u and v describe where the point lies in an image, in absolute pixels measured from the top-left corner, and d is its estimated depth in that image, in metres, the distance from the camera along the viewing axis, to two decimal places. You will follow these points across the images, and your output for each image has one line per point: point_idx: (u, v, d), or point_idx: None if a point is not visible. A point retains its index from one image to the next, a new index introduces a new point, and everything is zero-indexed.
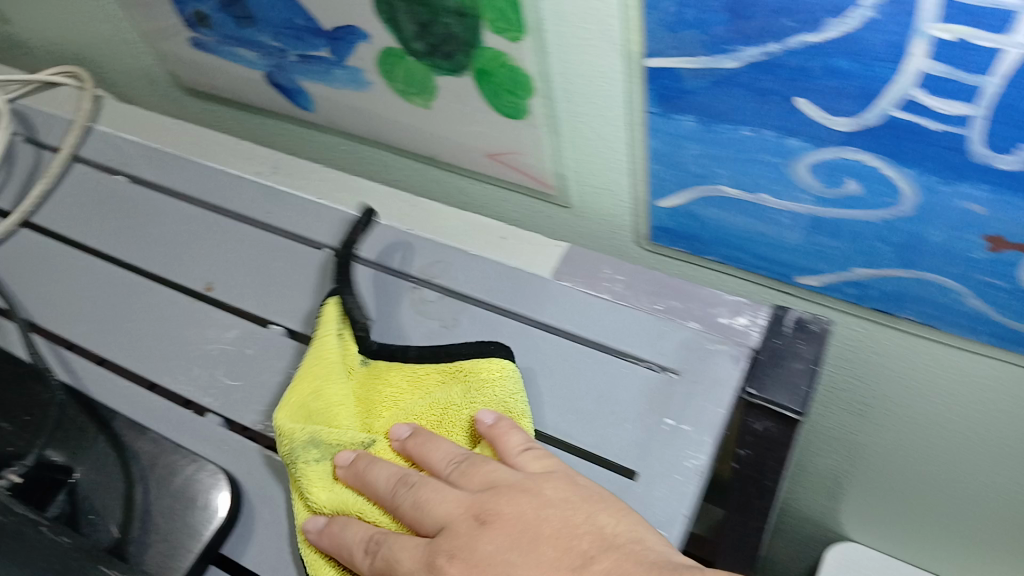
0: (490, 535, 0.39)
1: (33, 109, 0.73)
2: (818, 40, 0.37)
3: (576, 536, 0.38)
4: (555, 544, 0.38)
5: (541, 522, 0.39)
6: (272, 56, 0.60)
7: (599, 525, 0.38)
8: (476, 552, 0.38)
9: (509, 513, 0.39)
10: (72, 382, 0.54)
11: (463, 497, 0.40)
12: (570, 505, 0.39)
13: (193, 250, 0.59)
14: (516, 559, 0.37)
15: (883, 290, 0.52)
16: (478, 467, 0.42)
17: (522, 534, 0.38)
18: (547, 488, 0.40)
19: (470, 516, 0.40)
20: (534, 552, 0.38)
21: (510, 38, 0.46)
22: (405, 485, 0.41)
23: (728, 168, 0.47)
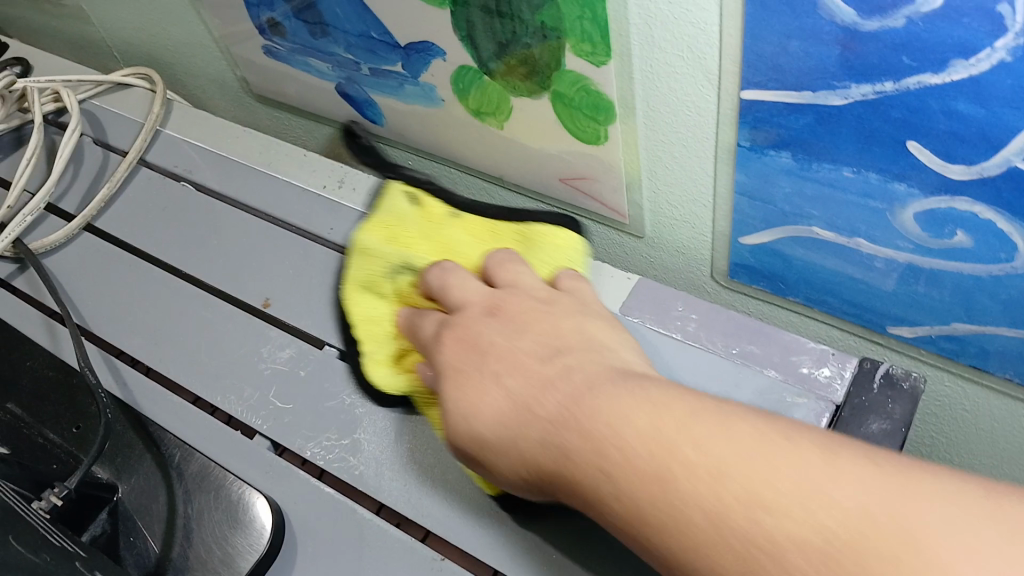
0: (491, 322, 0.41)
1: (104, 111, 0.73)
2: (940, 81, 0.33)
3: (564, 338, 0.38)
4: (543, 331, 0.39)
5: (537, 317, 0.40)
6: (344, 67, 0.59)
7: (592, 336, 0.39)
8: (467, 326, 0.41)
9: (519, 309, 0.41)
10: (124, 395, 0.53)
11: (492, 295, 0.44)
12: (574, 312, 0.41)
13: (253, 262, 0.58)
14: (503, 336, 0.39)
15: (983, 347, 0.46)
16: (513, 272, 0.45)
17: (519, 321, 0.40)
18: (568, 303, 0.42)
19: (484, 305, 0.43)
20: (519, 336, 0.39)
21: (595, 62, 0.43)
22: (444, 283, 0.46)
23: (822, 209, 0.43)
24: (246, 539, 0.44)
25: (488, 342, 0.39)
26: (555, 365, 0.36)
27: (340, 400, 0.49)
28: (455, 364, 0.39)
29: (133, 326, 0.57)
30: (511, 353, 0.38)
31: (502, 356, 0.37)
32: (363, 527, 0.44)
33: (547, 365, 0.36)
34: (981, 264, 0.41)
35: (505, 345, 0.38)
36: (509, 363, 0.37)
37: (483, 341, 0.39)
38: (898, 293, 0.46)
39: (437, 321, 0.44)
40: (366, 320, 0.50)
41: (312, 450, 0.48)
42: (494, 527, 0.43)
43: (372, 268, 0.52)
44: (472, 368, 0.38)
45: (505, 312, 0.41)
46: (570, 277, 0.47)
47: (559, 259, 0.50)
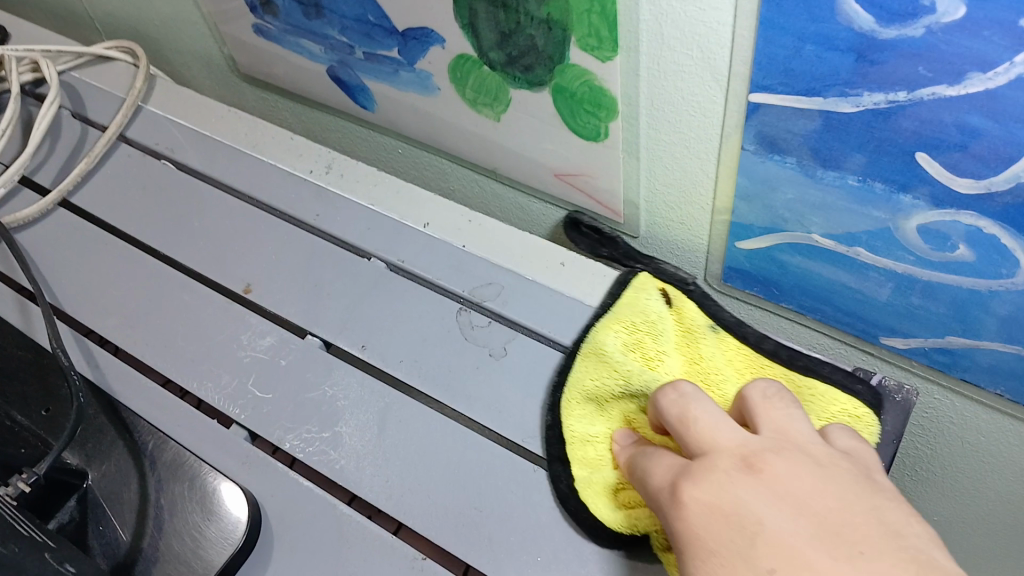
0: (750, 483, 0.34)
1: (84, 83, 0.70)
2: (954, 94, 0.33)
3: (851, 519, 0.32)
4: (825, 509, 0.33)
5: (813, 487, 0.33)
6: (338, 50, 0.57)
7: (878, 516, 0.33)
8: (734, 500, 0.33)
9: (780, 468, 0.34)
10: (96, 378, 0.51)
11: (746, 440, 0.36)
12: (858, 496, 0.33)
13: (236, 247, 0.56)
14: (774, 511, 0.33)
15: (975, 361, 0.46)
16: (774, 413, 0.37)
17: (784, 489, 0.33)
18: (840, 462, 0.35)
19: (739, 459, 0.35)
20: (803, 524, 0.32)
21: (600, 58, 0.42)
22: (683, 415, 0.38)
23: (823, 217, 0.43)
24: (220, 532, 0.43)
25: (750, 513, 0.33)
26: (849, 567, 0.30)
27: (322, 391, 0.48)
28: (706, 540, 0.33)
29: (108, 308, 0.55)
30: (790, 547, 0.31)
31: (777, 541, 0.32)
32: (343, 522, 0.43)
33: (834, 543, 0.31)
34: (979, 279, 0.40)
35: (775, 525, 0.32)
36: (784, 554, 0.31)
37: (736, 506, 0.33)
38: (894, 304, 0.46)
39: (669, 463, 0.37)
40: (581, 438, 0.43)
41: (291, 442, 0.47)
42: (478, 527, 0.42)
43: (603, 379, 0.43)
44: (734, 551, 0.32)
45: (766, 471, 0.34)
46: (832, 428, 0.38)
47: (835, 413, 0.41)
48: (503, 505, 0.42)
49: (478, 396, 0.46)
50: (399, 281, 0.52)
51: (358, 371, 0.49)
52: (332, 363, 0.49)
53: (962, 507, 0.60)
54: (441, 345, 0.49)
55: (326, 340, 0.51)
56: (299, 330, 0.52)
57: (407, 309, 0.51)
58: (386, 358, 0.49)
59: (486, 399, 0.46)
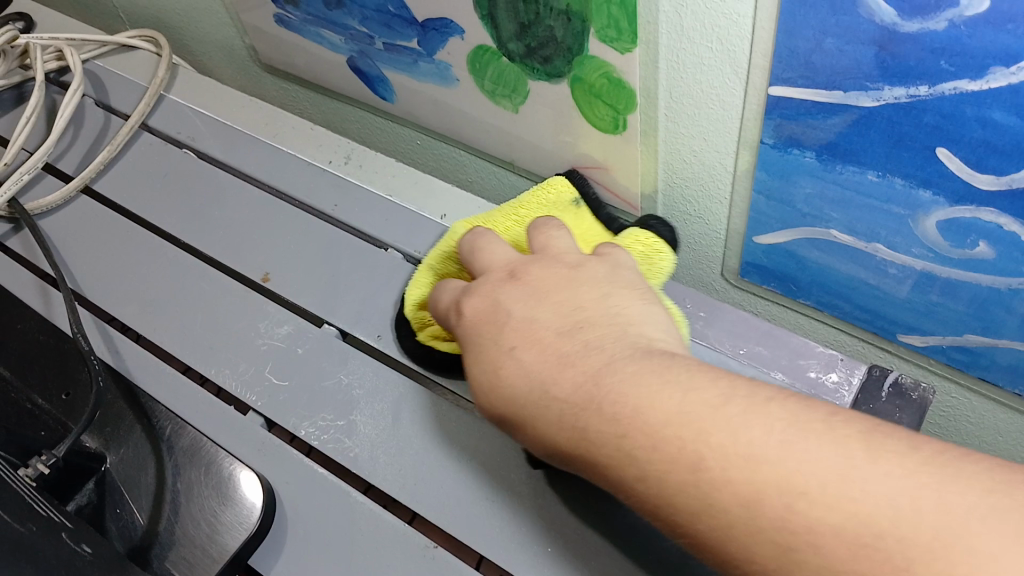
0: (512, 287, 0.39)
1: (107, 72, 0.71)
2: (977, 88, 0.32)
3: (587, 306, 0.36)
4: (566, 298, 0.37)
5: (560, 284, 0.38)
6: (358, 40, 0.57)
7: (609, 306, 0.36)
8: (500, 304, 0.38)
9: (541, 272, 0.39)
10: (115, 363, 0.52)
11: (518, 259, 0.41)
12: (599, 285, 0.38)
13: (254, 235, 0.57)
14: (523, 304, 0.37)
15: (995, 360, 0.46)
16: (547, 236, 0.42)
17: (541, 287, 0.38)
18: (592, 266, 0.39)
19: (505, 272, 0.40)
20: (548, 308, 0.37)
21: (619, 49, 0.42)
22: (475, 245, 0.43)
23: (842, 212, 0.42)
24: (235, 517, 0.43)
25: (505, 312, 0.37)
26: (575, 340, 0.35)
27: (337, 380, 0.48)
28: (474, 335, 0.38)
29: (128, 294, 0.56)
30: (534, 329, 0.36)
31: (522, 328, 0.36)
32: (357, 510, 0.44)
33: (571, 323, 0.36)
34: (1000, 277, 0.40)
35: (523, 315, 0.37)
36: (527, 336, 0.36)
37: (499, 308, 0.38)
38: (912, 302, 0.45)
39: (457, 289, 0.42)
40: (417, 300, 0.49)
41: (307, 429, 0.47)
42: (489, 517, 0.42)
43: (440, 248, 0.50)
44: (490, 339, 0.37)
45: (528, 276, 0.39)
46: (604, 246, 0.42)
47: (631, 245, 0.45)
48: (514, 495, 0.42)
49: None
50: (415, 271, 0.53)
51: (374, 361, 0.49)
52: (349, 352, 0.50)
53: None
54: None
55: (343, 330, 0.51)
56: (316, 319, 0.52)
57: None
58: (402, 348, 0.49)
59: None
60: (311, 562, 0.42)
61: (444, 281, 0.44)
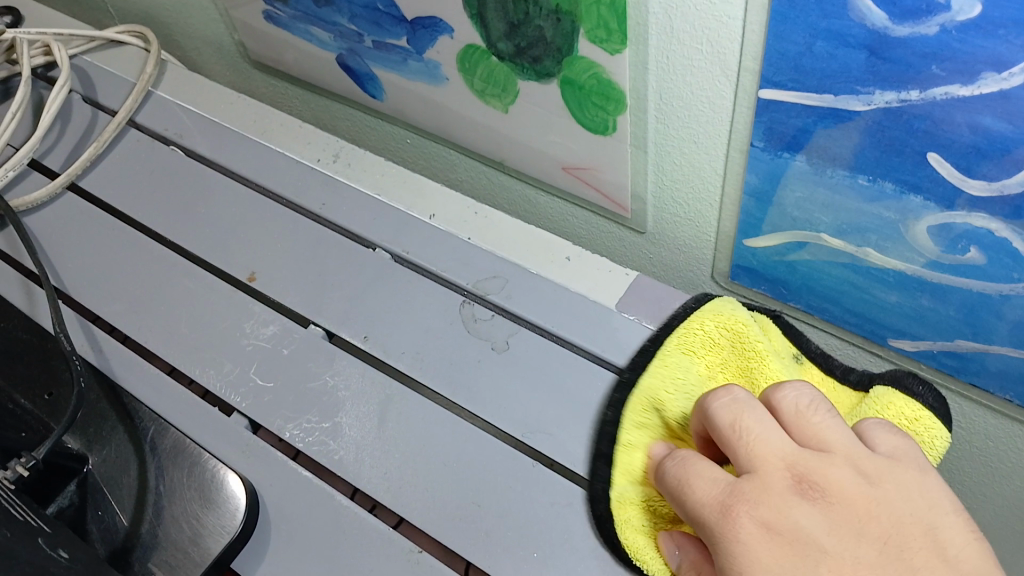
0: (810, 506, 0.33)
1: (95, 68, 0.70)
2: (967, 93, 0.32)
3: (908, 544, 0.32)
4: (887, 538, 0.32)
5: (872, 509, 0.33)
6: (346, 38, 0.57)
7: (927, 535, 0.33)
8: (796, 526, 0.32)
9: (841, 486, 0.33)
10: (99, 363, 0.51)
11: (799, 456, 0.34)
12: (912, 506, 0.33)
13: (241, 235, 0.56)
14: (833, 536, 0.32)
15: (985, 366, 0.45)
16: (816, 422, 0.35)
17: (849, 513, 0.33)
18: (890, 470, 0.34)
19: (789, 476, 0.34)
20: (863, 549, 0.32)
21: (609, 50, 0.42)
22: (741, 423, 0.35)
23: (833, 216, 0.42)
24: (218, 519, 0.43)
25: (818, 548, 0.32)
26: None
27: (323, 382, 0.48)
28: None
29: (113, 293, 0.55)
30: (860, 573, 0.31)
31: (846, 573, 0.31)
32: (342, 513, 0.43)
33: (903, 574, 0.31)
34: (991, 283, 0.40)
35: (840, 554, 0.32)
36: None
37: (807, 541, 0.32)
38: (903, 306, 0.45)
39: (717, 479, 0.34)
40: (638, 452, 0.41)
41: (291, 431, 0.46)
42: (475, 521, 0.42)
43: (663, 383, 0.42)
44: None
45: (822, 490, 0.33)
46: (874, 429, 0.36)
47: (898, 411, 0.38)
48: (501, 499, 0.42)
49: (479, 389, 0.46)
50: (403, 272, 0.52)
51: (360, 362, 0.49)
52: (335, 352, 0.49)
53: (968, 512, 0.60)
54: (443, 338, 0.49)
55: (328, 330, 0.51)
56: (302, 319, 0.52)
57: (409, 300, 0.51)
58: (388, 349, 0.49)
59: (489, 393, 0.46)
60: (294, 565, 0.42)
61: (688, 456, 0.36)
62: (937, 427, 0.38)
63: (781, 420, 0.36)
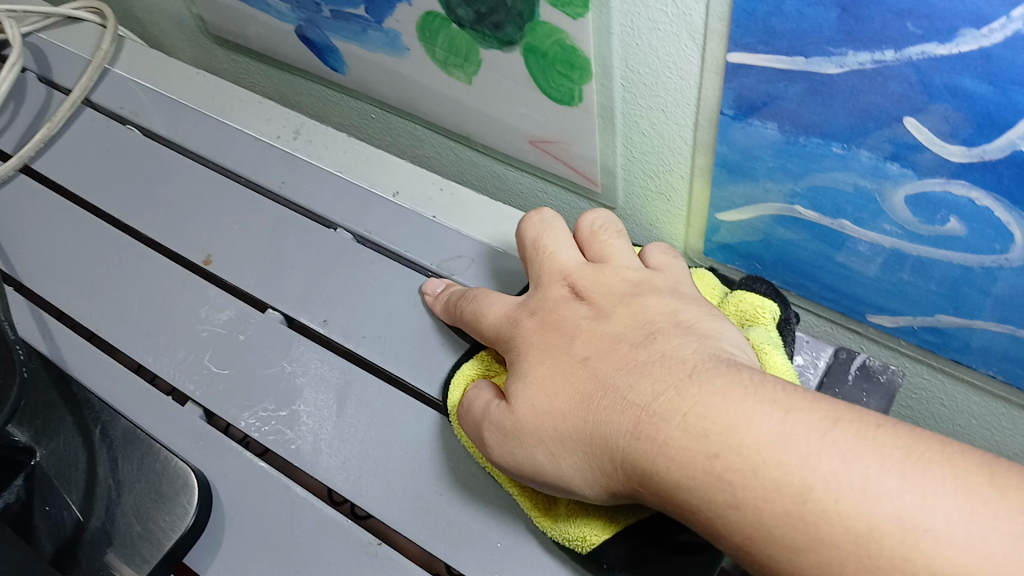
0: (576, 301, 0.36)
1: (50, 45, 0.68)
2: (944, 53, 0.30)
3: (653, 316, 0.34)
4: (634, 313, 0.34)
5: (625, 296, 0.36)
6: (305, 8, 0.54)
7: (675, 312, 0.34)
8: (558, 313, 0.36)
9: (604, 288, 0.37)
10: (50, 352, 0.49)
11: (580, 267, 0.38)
12: (663, 296, 0.35)
13: (198, 215, 0.54)
14: (589, 316, 0.35)
15: (969, 342, 0.43)
16: (604, 239, 0.39)
17: (608, 302, 0.36)
18: (651, 277, 0.37)
19: (567, 286, 0.38)
20: (609, 319, 0.35)
21: (571, 14, 0.39)
22: (535, 246, 0.40)
23: (806, 187, 0.40)
24: (168, 515, 0.41)
25: (574, 325, 0.35)
26: (648, 350, 0.32)
27: (279, 369, 0.46)
28: (538, 352, 0.35)
29: (66, 278, 0.53)
30: (604, 337, 0.34)
31: (591, 343, 0.34)
32: (298, 505, 0.41)
33: (648, 333, 0.33)
34: (973, 255, 0.38)
35: (592, 327, 0.35)
36: (598, 348, 0.33)
37: (571, 325, 0.35)
38: (882, 281, 0.43)
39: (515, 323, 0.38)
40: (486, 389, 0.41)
41: (247, 420, 0.44)
42: (436, 511, 0.40)
43: None
44: (558, 350, 0.34)
45: (591, 291, 0.37)
46: (656, 250, 0.39)
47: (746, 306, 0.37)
48: (463, 487, 0.40)
49: (442, 372, 0.44)
50: (364, 251, 0.50)
51: (319, 347, 0.47)
52: (294, 337, 0.47)
53: None
54: (405, 320, 0.46)
55: (287, 315, 0.48)
56: (260, 303, 0.50)
57: (370, 282, 0.48)
58: (348, 333, 0.47)
59: None
60: (249, 559, 0.40)
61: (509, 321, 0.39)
62: (762, 300, 0.38)
63: (580, 239, 0.40)
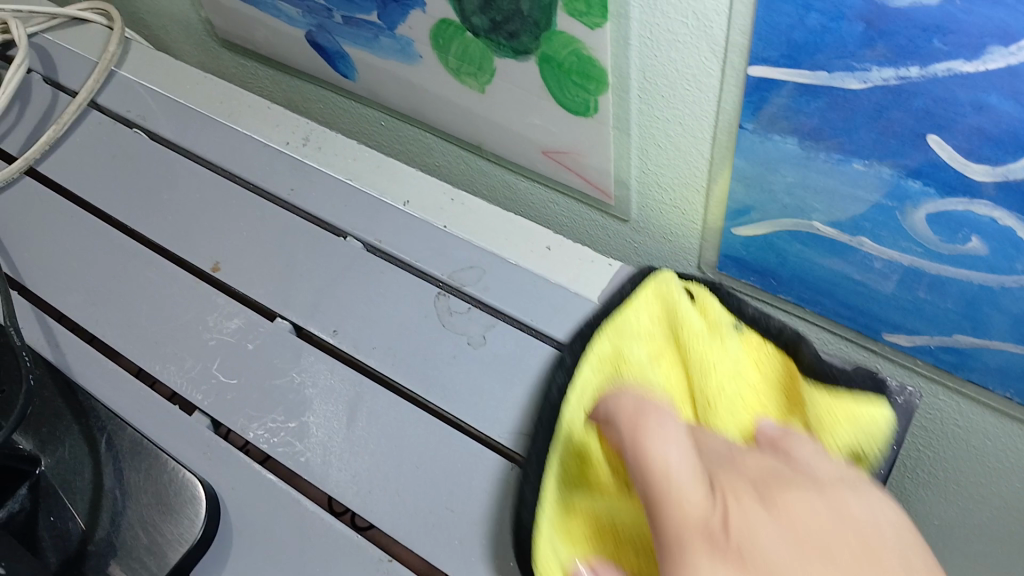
0: (761, 517, 0.28)
1: (56, 46, 0.67)
2: (970, 70, 0.30)
3: (861, 552, 0.28)
4: (835, 545, 0.28)
5: (817, 514, 0.29)
6: (316, 13, 0.54)
7: (884, 540, 0.28)
8: (757, 551, 0.27)
9: (782, 497, 0.29)
10: (55, 359, 0.49)
11: (732, 471, 0.31)
12: (862, 523, 0.29)
13: (206, 222, 0.54)
14: (775, 539, 0.27)
15: (986, 362, 0.43)
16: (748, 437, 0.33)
17: (795, 523, 0.28)
18: (837, 487, 0.30)
19: (731, 487, 0.29)
20: (814, 556, 0.27)
21: (589, 24, 0.39)
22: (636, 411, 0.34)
23: (825, 203, 0.39)
24: (175, 527, 0.40)
25: (768, 563, 0.27)
26: None
27: (288, 380, 0.45)
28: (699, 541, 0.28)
29: (72, 284, 0.52)
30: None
31: None
32: (307, 519, 0.41)
33: (849, 566, 0.27)
34: (993, 275, 0.37)
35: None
36: None
37: (754, 556, 0.27)
38: (899, 299, 0.42)
39: None
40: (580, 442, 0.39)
41: (255, 431, 0.44)
42: (447, 527, 0.39)
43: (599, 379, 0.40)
44: None
45: (767, 495, 0.29)
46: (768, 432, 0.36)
47: (852, 429, 0.36)
48: (475, 504, 0.40)
49: (452, 386, 0.44)
50: (374, 261, 0.50)
51: (329, 358, 0.46)
52: (303, 347, 0.47)
53: (959, 516, 0.58)
54: (415, 332, 0.46)
55: (296, 325, 0.48)
56: (268, 312, 0.49)
57: (381, 292, 0.48)
58: (358, 344, 0.46)
59: (463, 390, 0.43)
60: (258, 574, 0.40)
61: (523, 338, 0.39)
62: (877, 423, 0.37)
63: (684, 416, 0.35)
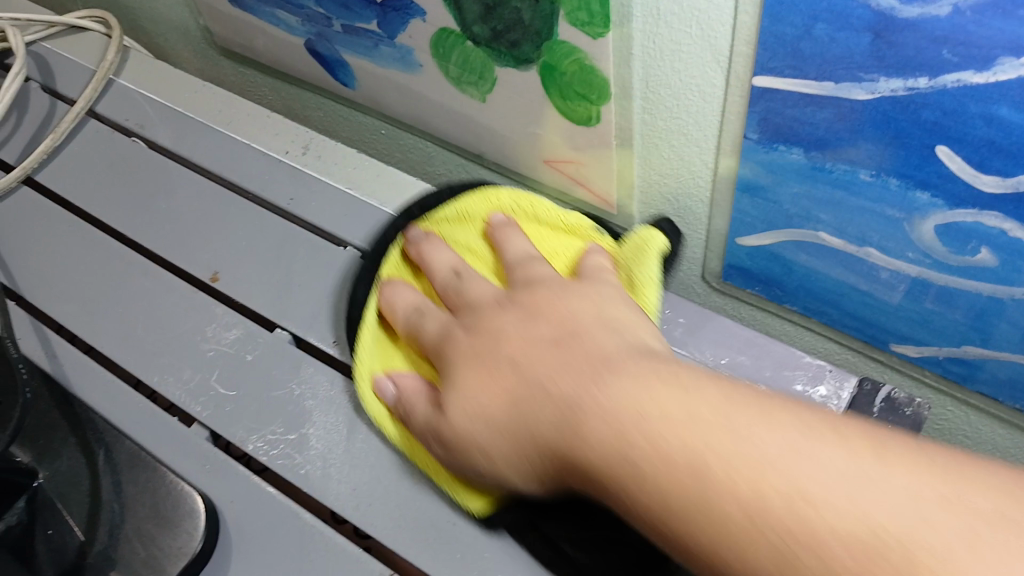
0: (514, 317, 0.38)
1: (55, 54, 0.67)
2: (979, 81, 0.29)
3: (579, 320, 0.36)
4: (564, 333, 0.36)
5: (551, 301, 0.38)
6: (315, 22, 0.53)
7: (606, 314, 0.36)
8: (496, 354, 0.36)
9: (534, 296, 0.39)
10: (52, 371, 0.48)
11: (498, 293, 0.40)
12: (591, 301, 0.38)
13: (204, 230, 0.53)
14: (518, 333, 0.36)
15: (995, 374, 0.43)
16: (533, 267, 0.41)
17: (536, 309, 0.38)
18: (593, 287, 0.39)
19: (496, 300, 0.40)
20: (536, 331, 0.36)
21: (590, 34, 0.38)
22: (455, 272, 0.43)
23: (832, 214, 0.39)
24: (173, 541, 0.40)
25: (513, 362, 0.35)
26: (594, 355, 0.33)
27: (287, 391, 0.45)
28: (468, 360, 0.37)
29: (69, 294, 0.52)
30: (532, 342, 0.36)
31: (542, 369, 0.34)
32: (307, 533, 0.40)
33: (552, 344, 0.35)
34: (1002, 286, 0.37)
35: (522, 345, 0.36)
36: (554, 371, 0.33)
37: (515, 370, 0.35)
38: (907, 310, 0.42)
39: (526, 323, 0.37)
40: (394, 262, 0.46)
41: (255, 443, 0.43)
42: (449, 542, 0.39)
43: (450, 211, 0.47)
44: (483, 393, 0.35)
45: (518, 299, 0.39)
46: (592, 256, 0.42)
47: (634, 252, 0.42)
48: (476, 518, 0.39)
49: None
50: None
51: (329, 370, 0.46)
52: (302, 359, 0.46)
53: None
54: None
55: (295, 335, 0.48)
56: (268, 323, 0.49)
57: None
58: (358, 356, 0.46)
59: None
60: None
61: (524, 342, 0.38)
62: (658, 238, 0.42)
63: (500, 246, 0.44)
